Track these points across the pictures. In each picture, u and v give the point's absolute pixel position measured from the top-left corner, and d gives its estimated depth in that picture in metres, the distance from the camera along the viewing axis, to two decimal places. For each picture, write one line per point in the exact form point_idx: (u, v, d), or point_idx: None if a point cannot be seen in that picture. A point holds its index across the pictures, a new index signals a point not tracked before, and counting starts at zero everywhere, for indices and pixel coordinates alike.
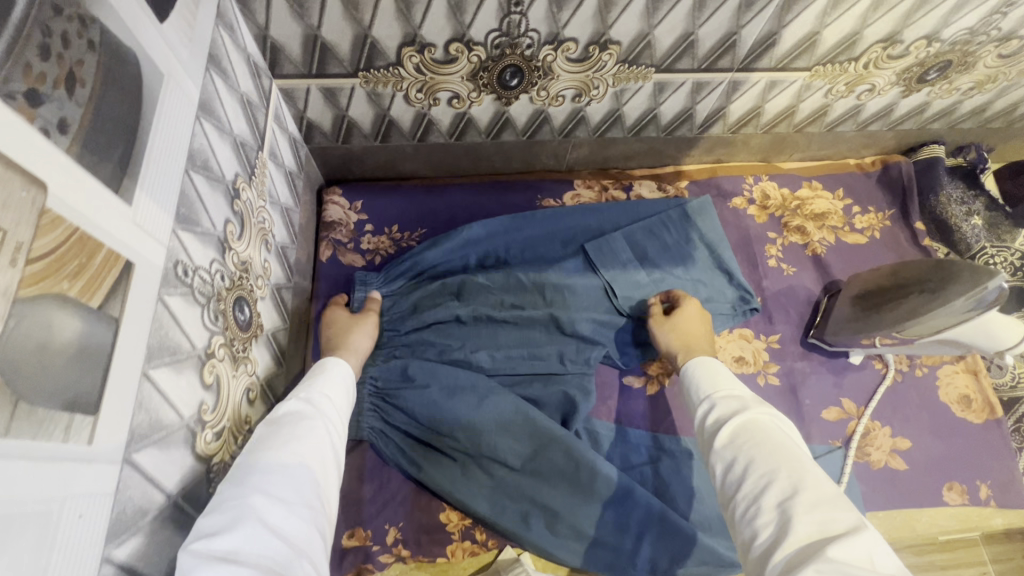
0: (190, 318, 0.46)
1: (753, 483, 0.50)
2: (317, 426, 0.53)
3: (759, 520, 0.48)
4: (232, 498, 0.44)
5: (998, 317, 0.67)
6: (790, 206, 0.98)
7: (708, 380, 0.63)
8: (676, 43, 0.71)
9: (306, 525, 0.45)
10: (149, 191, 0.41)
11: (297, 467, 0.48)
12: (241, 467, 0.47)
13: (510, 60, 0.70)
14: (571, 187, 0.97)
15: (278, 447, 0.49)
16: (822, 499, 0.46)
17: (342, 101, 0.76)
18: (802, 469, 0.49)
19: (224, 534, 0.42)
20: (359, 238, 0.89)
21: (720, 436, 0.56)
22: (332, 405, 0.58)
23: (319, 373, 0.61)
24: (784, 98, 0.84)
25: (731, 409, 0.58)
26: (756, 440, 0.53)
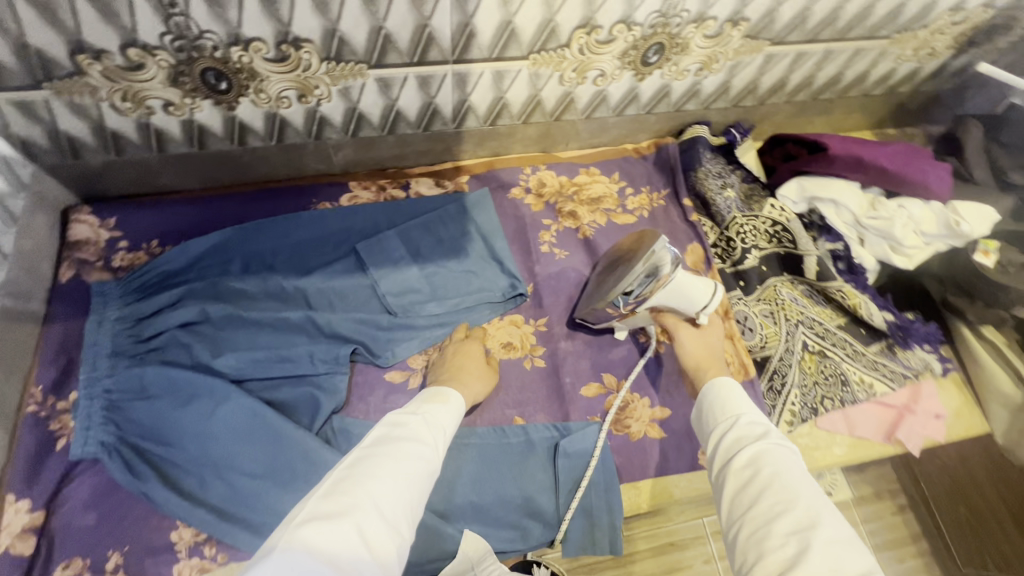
0: None
1: (767, 510, 0.52)
2: (427, 453, 0.60)
3: (766, 545, 0.50)
4: (345, 495, 0.52)
5: (687, 280, 0.74)
6: (566, 192, 1.01)
7: (726, 398, 0.66)
8: (371, 38, 0.72)
9: (395, 545, 0.51)
10: None
11: (399, 480, 0.55)
12: (359, 468, 0.56)
13: (204, 63, 0.70)
14: (347, 189, 0.97)
15: (392, 461, 0.57)
16: (847, 536, 0.49)
17: (45, 116, 0.74)
18: (820, 507, 0.51)
19: (331, 522, 0.49)
20: (110, 255, 0.87)
21: (738, 454, 0.59)
22: (440, 432, 0.65)
23: (439, 400, 0.70)
24: (521, 88, 0.87)
25: (753, 434, 0.60)
26: (773, 468, 0.55)
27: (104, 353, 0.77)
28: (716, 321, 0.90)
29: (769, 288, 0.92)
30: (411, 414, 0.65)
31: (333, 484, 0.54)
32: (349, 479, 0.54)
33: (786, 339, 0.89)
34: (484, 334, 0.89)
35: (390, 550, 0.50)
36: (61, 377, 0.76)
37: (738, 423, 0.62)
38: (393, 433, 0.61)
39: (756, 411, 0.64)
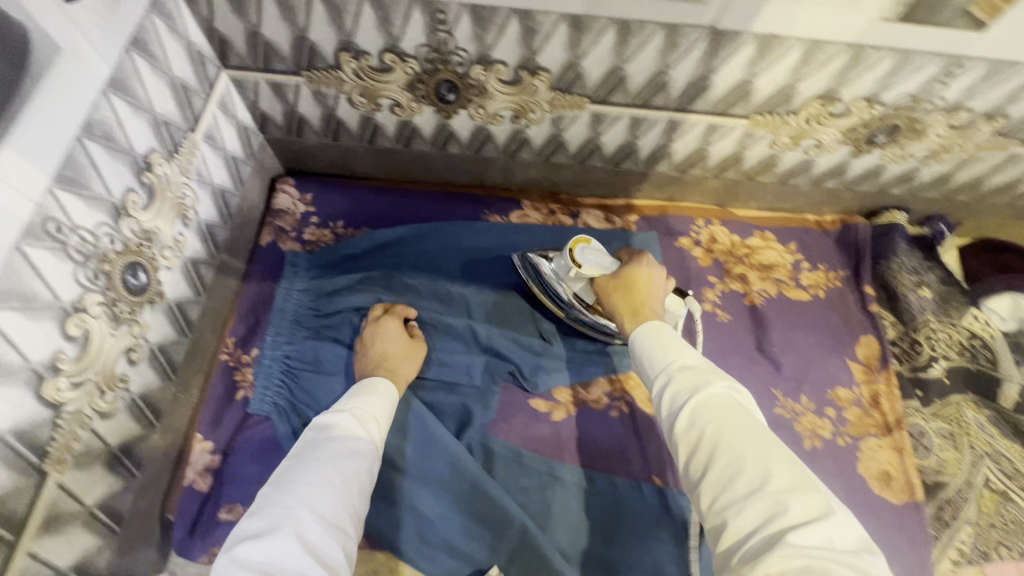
0: (57, 272, 0.49)
1: (721, 476, 0.47)
2: (359, 448, 0.62)
3: (731, 512, 0.44)
4: (277, 507, 0.53)
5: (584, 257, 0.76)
6: (737, 253, 0.97)
7: (656, 345, 0.59)
8: (606, 76, 0.72)
9: (338, 541, 0.53)
10: (22, 150, 0.45)
11: (331, 483, 0.56)
12: (286, 476, 0.56)
13: (443, 75, 0.73)
14: (519, 207, 0.99)
15: (313, 465, 0.58)
16: (795, 482, 0.44)
17: (290, 98, 0.80)
18: (769, 454, 0.46)
19: (262, 540, 0.50)
20: (302, 227, 0.93)
21: (676, 412, 0.52)
22: (376, 423, 0.66)
23: (379, 393, 0.71)
24: (727, 144, 0.84)
25: (687, 386, 0.53)
26: (705, 419, 0.49)
27: (288, 319, 0.84)
28: (886, 428, 0.84)
29: (952, 406, 0.84)
30: (343, 412, 0.66)
31: (263, 499, 0.55)
32: (280, 490, 0.55)
33: (967, 467, 0.80)
34: (629, 382, 0.88)
35: (334, 544, 0.52)
36: (248, 334, 0.83)
37: (664, 375, 0.55)
38: (316, 433, 0.62)
39: (694, 351, 0.57)
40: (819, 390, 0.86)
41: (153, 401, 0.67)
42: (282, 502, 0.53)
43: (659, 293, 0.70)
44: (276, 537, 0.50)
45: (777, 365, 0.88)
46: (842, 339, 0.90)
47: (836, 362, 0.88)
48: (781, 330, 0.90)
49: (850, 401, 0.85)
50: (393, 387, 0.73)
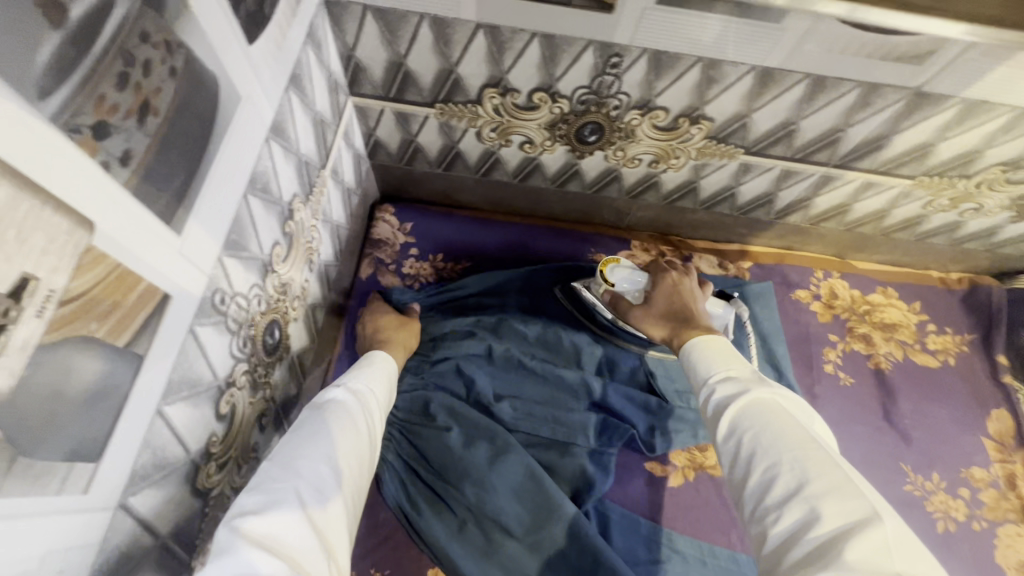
0: (217, 348, 0.44)
1: (756, 478, 0.42)
2: (356, 423, 0.56)
3: (766, 522, 0.39)
4: (278, 478, 0.45)
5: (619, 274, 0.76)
6: (858, 310, 0.91)
7: (711, 355, 0.55)
8: (774, 129, 0.65)
9: (338, 521, 0.47)
10: (202, 219, 0.39)
11: (332, 459, 0.50)
12: (287, 448, 0.49)
13: (593, 117, 0.67)
14: (627, 247, 0.92)
15: (315, 437, 0.51)
16: (836, 487, 0.38)
17: (413, 127, 0.74)
18: (810, 453, 0.41)
19: (266, 514, 0.42)
20: (401, 260, 0.88)
21: (722, 419, 0.47)
22: (371, 399, 0.61)
23: (384, 376, 0.65)
24: (877, 201, 0.77)
25: (730, 393, 0.49)
26: (759, 422, 0.44)
27: None
28: None
29: None
30: (356, 391, 0.60)
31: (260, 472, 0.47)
32: (281, 464, 0.47)
33: None
34: None
35: (335, 524, 0.46)
36: None
37: (713, 384, 0.52)
38: (317, 408, 0.55)
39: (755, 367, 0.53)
40: (951, 469, 0.80)
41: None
42: (285, 474, 0.46)
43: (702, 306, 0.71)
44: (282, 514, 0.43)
45: (907, 438, 0.82)
46: (973, 412, 0.84)
47: (969, 438, 0.82)
48: (909, 399, 0.84)
49: (986, 483, 0.80)
50: (393, 362, 0.70)
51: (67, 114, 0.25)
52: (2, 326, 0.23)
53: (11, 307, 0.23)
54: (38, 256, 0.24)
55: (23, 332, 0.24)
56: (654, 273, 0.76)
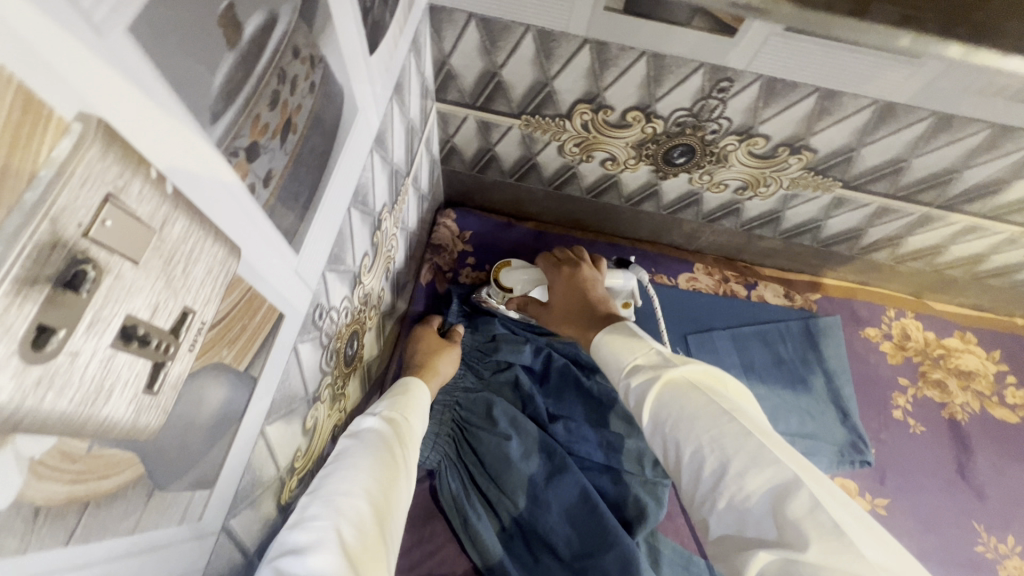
0: (312, 363, 0.43)
1: (689, 468, 0.42)
2: (394, 448, 0.50)
3: (706, 508, 0.40)
4: (315, 514, 0.41)
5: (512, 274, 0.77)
6: (932, 354, 0.86)
7: (621, 338, 0.53)
8: (882, 165, 0.62)
9: (378, 558, 0.41)
10: (316, 236, 0.38)
11: (374, 489, 0.45)
12: (324, 481, 0.44)
13: (686, 140, 0.64)
14: (689, 269, 0.90)
15: (353, 466, 0.46)
16: (757, 457, 0.39)
17: (493, 137, 0.72)
18: (727, 428, 0.41)
19: (304, 554, 0.38)
20: (458, 268, 0.87)
21: (644, 413, 0.46)
22: (407, 424, 0.55)
23: (418, 400, 0.60)
24: (976, 245, 0.73)
25: (644, 380, 0.47)
26: (675, 410, 0.44)
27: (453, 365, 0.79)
28: None
29: None
30: (392, 417, 0.55)
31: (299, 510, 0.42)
32: (319, 497, 0.43)
33: None
34: None
35: (376, 565, 0.40)
36: None
37: (627, 377, 0.49)
38: (354, 437, 0.51)
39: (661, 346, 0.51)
40: None
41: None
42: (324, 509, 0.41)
43: (599, 291, 0.69)
44: (320, 553, 0.38)
45: (981, 495, 0.77)
46: None
47: None
48: (986, 455, 0.80)
49: None
50: (427, 388, 0.65)
51: (228, 138, 0.24)
52: (162, 363, 0.22)
53: (171, 343, 0.22)
54: (197, 289, 0.23)
55: (178, 368, 0.23)
56: (551, 268, 0.74)
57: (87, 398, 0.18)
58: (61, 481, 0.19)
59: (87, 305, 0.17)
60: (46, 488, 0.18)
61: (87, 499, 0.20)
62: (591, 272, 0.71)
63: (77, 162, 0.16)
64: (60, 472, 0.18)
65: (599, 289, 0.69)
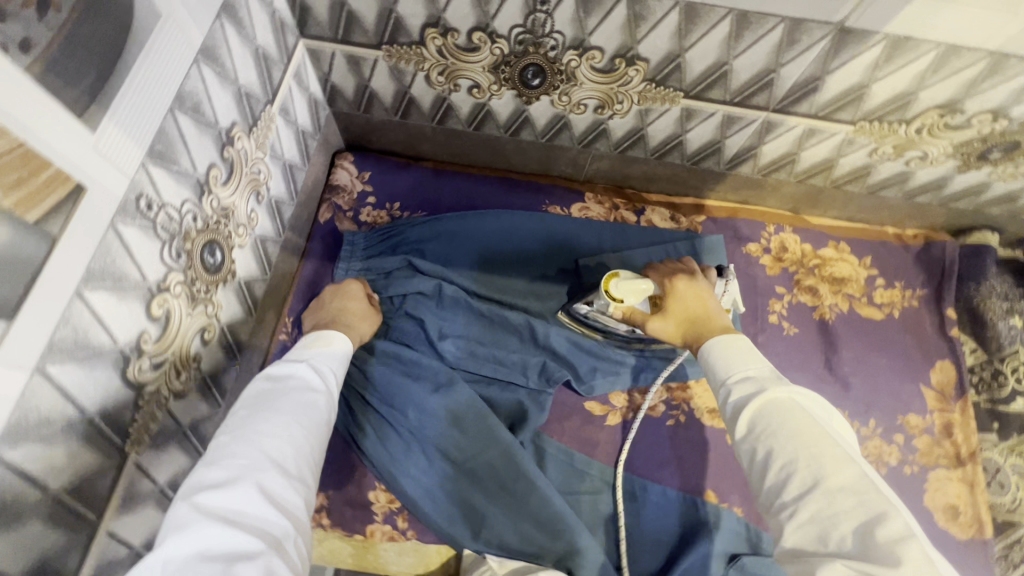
0: (146, 251, 0.48)
1: (774, 475, 0.47)
2: (315, 400, 0.60)
3: (783, 515, 0.45)
4: (238, 458, 0.49)
5: (623, 286, 0.70)
6: (808, 263, 0.92)
7: (734, 354, 0.57)
8: (708, 71, 0.67)
9: (301, 492, 0.51)
10: (121, 122, 0.42)
11: (296, 435, 0.54)
12: (246, 428, 0.53)
13: (533, 59, 0.69)
14: (581, 199, 0.95)
15: (272, 414, 0.55)
16: (851, 484, 0.44)
17: (365, 72, 0.76)
18: (825, 453, 0.46)
19: (226, 492, 0.47)
20: (359, 207, 0.91)
21: (741, 418, 0.51)
22: (332, 381, 0.64)
23: (338, 354, 0.69)
24: (823, 149, 0.78)
25: (748, 394, 0.52)
26: (776, 423, 0.49)
27: None
28: (957, 460, 0.80)
29: None
30: (317, 370, 0.64)
31: (221, 448, 0.50)
32: (237, 441, 0.51)
33: None
34: (688, 391, 0.85)
35: (298, 498, 0.51)
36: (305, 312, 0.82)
37: (732, 385, 0.54)
38: (273, 385, 0.59)
39: (770, 363, 0.56)
40: (887, 415, 0.82)
41: (218, 380, 0.66)
42: (251, 447, 0.50)
43: (715, 302, 0.69)
44: (239, 488, 0.47)
45: (845, 385, 0.84)
46: (916, 362, 0.86)
47: (910, 387, 0.84)
48: (852, 349, 0.86)
49: (921, 429, 0.82)
50: (346, 341, 0.72)
51: None
52: None
53: None
54: None
55: None
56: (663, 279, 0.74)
57: None
58: None
59: None
60: None
61: None
62: (704, 283, 0.72)
63: None
64: None
65: (712, 301, 0.69)
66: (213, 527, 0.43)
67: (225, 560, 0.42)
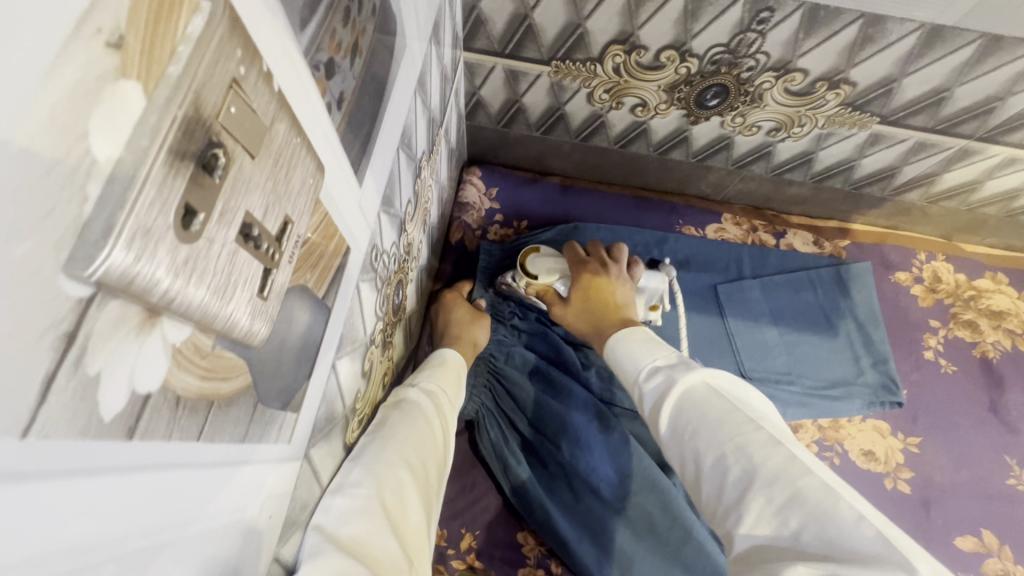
0: (369, 305, 0.43)
1: (709, 477, 0.39)
2: (431, 422, 0.51)
3: (731, 522, 0.36)
4: (361, 483, 0.40)
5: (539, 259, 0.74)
6: (963, 295, 0.86)
7: (641, 346, 0.53)
8: (922, 96, 0.60)
9: (419, 528, 0.42)
10: (374, 171, 0.37)
11: (415, 462, 0.45)
12: (367, 452, 0.44)
13: (721, 79, 0.63)
14: (717, 220, 0.90)
15: (393, 434, 0.46)
16: (786, 469, 0.35)
17: (520, 87, 0.71)
18: (749, 436, 0.38)
19: (349, 520, 0.38)
20: (487, 226, 0.86)
21: (662, 415, 0.45)
22: (443, 399, 0.55)
23: (453, 377, 0.59)
24: (1014, 179, 0.72)
25: (661, 388, 0.46)
26: (698, 416, 0.42)
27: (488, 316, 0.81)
28: None
29: None
30: (431, 391, 0.55)
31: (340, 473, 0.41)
32: (357, 463, 0.42)
33: None
34: (843, 431, 0.79)
35: (419, 537, 0.41)
36: None
37: (643, 382, 0.49)
38: (391, 408, 0.51)
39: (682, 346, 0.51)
40: None
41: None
42: (372, 471, 0.42)
43: (627, 294, 0.69)
44: (365, 517, 0.38)
45: (1013, 430, 0.78)
46: None
47: None
48: (1017, 390, 0.80)
49: None
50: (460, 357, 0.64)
51: (313, 50, 0.24)
52: (269, 270, 0.22)
53: (276, 251, 0.22)
54: (294, 198, 0.23)
55: (281, 279, 0.23)
56: (573, 263, 0.73)
57: (218, 292, 0.18)
58: (194, 373, 0.19)
59: (217, 193, 0.17)
60: (183, 377, 0.19)
61: (212, 398, 0.21)
62: (618, 273, 0.71)
63: (210, 39, 0.16)
64: (193, 365, 0.19)
65: (625, 291, 0.69)
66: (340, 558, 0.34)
67: None
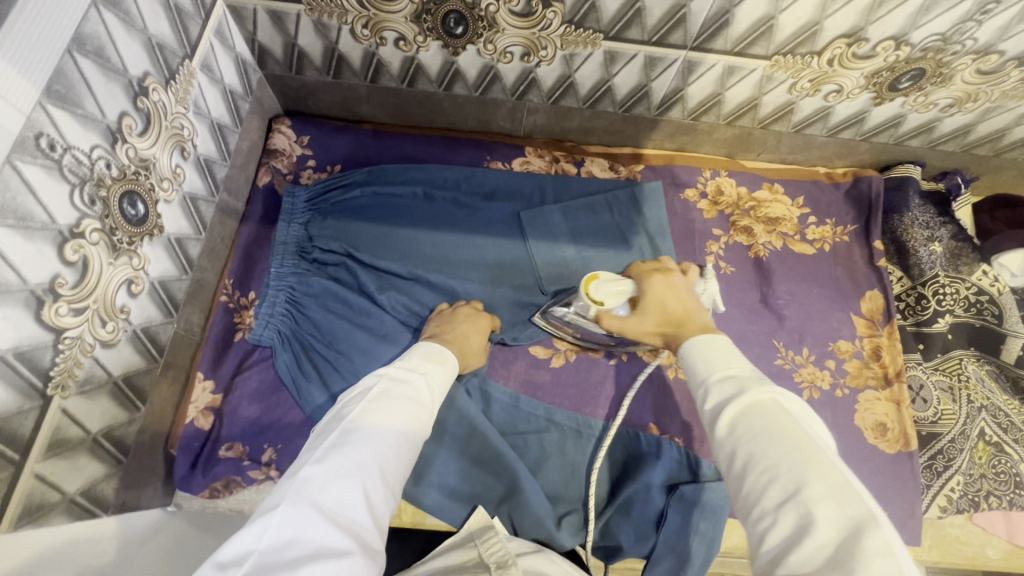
0: (51, 192, 0.48)
1: (754, 480, 0.42)
2: (422, 413, 0.55)
3: (763, 526, 0.40)
4: (357, 452, 0.46)
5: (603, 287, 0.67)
6: (743, 205, 0.95)
7: (715, 355, 0.52)
8: (622, 9, 0.68)
9: (387, 508, 0.47)
10: (13, 59, 0.42)
11: (402, 455, 0.50)
12: (363, 426, 0.49)
13: (452, 5, 0.70)
14: (521, 153, 0.96)
15: (392, 414, 0.52)
16: (839, 497, 0.37)
17: (290, 29, 0.77)
18: (810, 466, 0.40)
19: (332, 485, 0.44)
20: (299, 170, 0.91)
21: (719, 420, 0.46)
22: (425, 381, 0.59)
23: (437, 357, 0.64)
24: (745, 88, 0.81)
25: (726, 394, 0.47)
26: (758, 426, 0.43)
27: (289, 247, 0.84)
28: (885, 380, 0.84)
29: (952, 361, 0.86)
30: (425, 371, 0.60)
31: (341, 439, 0.48)
32: (355, 431, 0.49)
33: (964, 418, 0.82)
34: None
35: (385, 513, 0.47)
36: (246, 273, 0.83)
37: (710, 384, 0.49)
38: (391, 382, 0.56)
39: (752, 365, 0.51)
40: (820, 342, 0.86)
41: (135, 383, 0.65)
42: (358, 445, 0.47)
43: (692, 299, 0.66)
44: (344, 486, 0.44)
45: (778, 317, 0.87)
46: (846, 292, 0.89)
47: (840, 315, 0.88)
48: (784, 282, 0.89)
49: (850, 354, 0.85)
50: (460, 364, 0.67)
51: None
52: None
53: None
54: None
55: None
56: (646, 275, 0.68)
57: None
58: None
59: None
60: None
61: None
62: (680, 278, 0.69)
63: None
64: None
65: (688, 298, 0.65)
66: (310, 517, 0.41)
67: (308, 554, 0.39)
